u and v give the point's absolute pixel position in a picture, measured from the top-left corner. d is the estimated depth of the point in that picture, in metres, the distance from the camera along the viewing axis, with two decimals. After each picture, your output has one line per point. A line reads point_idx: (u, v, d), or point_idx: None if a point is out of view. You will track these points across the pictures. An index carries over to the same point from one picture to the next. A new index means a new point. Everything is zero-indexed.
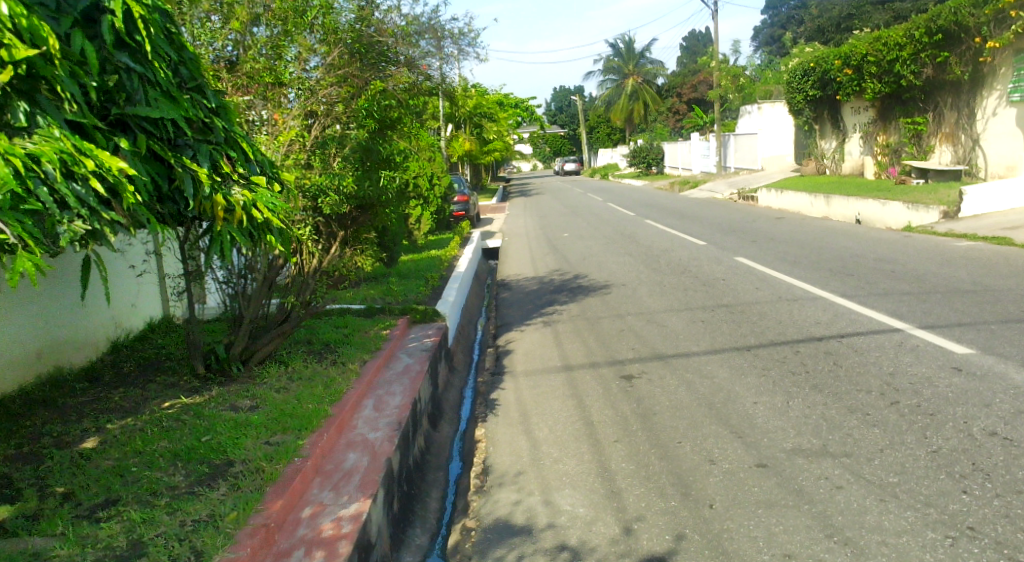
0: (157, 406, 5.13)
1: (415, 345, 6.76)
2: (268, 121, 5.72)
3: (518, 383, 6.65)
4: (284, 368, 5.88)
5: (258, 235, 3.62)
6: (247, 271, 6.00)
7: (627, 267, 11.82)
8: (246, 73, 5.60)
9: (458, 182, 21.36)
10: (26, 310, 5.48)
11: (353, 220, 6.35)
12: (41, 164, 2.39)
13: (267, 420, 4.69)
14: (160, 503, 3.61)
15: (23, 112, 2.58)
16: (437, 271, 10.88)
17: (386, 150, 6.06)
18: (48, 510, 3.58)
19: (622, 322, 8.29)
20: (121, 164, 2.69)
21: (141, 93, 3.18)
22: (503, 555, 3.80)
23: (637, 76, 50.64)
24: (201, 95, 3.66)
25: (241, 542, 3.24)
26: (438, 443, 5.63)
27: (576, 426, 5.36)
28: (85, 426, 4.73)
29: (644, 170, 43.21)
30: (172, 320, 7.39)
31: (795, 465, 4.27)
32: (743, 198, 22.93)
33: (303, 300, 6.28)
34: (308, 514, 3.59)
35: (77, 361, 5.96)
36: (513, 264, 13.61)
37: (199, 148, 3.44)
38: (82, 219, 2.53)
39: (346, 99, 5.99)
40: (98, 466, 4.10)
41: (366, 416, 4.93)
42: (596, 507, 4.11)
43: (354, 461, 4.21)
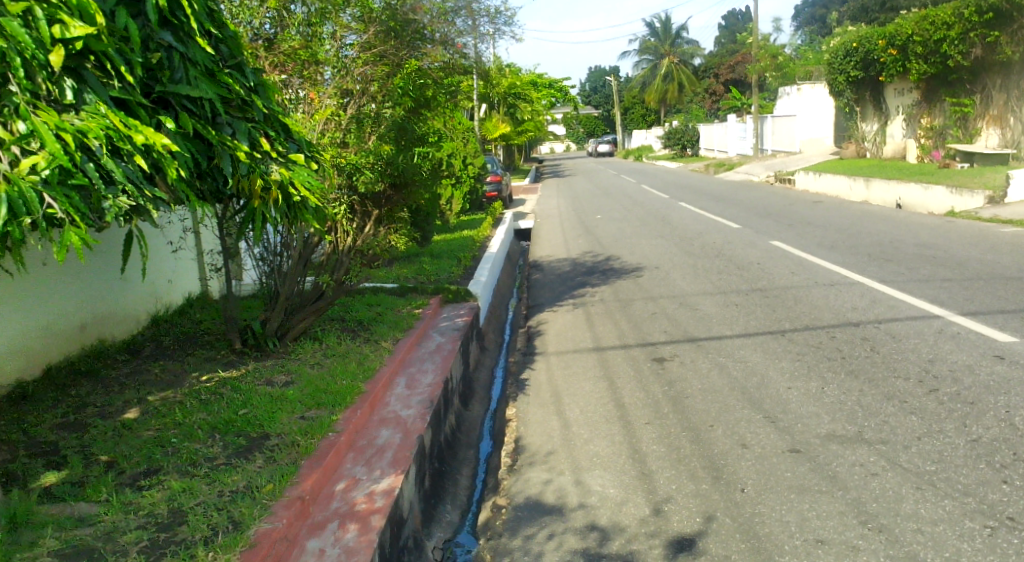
0: (196, 379, 5.24)
1: (447, 324, 6.84)
2: (304, 100, 5.87)
3: (549, 363, 6.67)
4: (318, 345, 5.95)
5: (296, 213, 3.66)
6: (284, 248, 6.16)
7: (660, 249, 11.73)
8: (284, 51, 5.68)
9: (491, 162, 21.30)
10: (70, 284, 5.60)
11: (387, 199, 6.38)
12: (88, 140, 2.43)
13: (303, 395, 4.77)
14: (200, 473, 3.70)
15: (71, 89, 2.61)
16: (470, 251, 10.93)
17: (420, 129, 6.26)
18: (93, 476, 3.70)
19: (655, 304, 8.25)
20: (165, 141, 2.71)
21: (183, 72, 3.22)
22: (533, 533, 3.84)
23: (674, 56, 49.94)
24: (241, 74, 3.69)
25: (277, 513, 3.29)
26: (468, 422, 5.67)
27: (606, 407, 5.37)
28: (127, 397, 4.84)
29: (677, 151, 42.73)
30: (209, 296, 7.51)
31: (829, 451, 4.23)
32: (778, 180, 22.60)
33: (337, 278, 6.36)
34: (341, 489, 3.66)
35: (119, 334, 6.10)
36: (545, 246, 13.60)
37: (238, 127, 3.45)
38: (127, 195, 2.56)
39: (381, 78, 6.06)
40: (139, 435, 4.21)
41: (398, 393, 5.01)
42: (626, 488, 4.12)
43: (386, 437, 4.27)
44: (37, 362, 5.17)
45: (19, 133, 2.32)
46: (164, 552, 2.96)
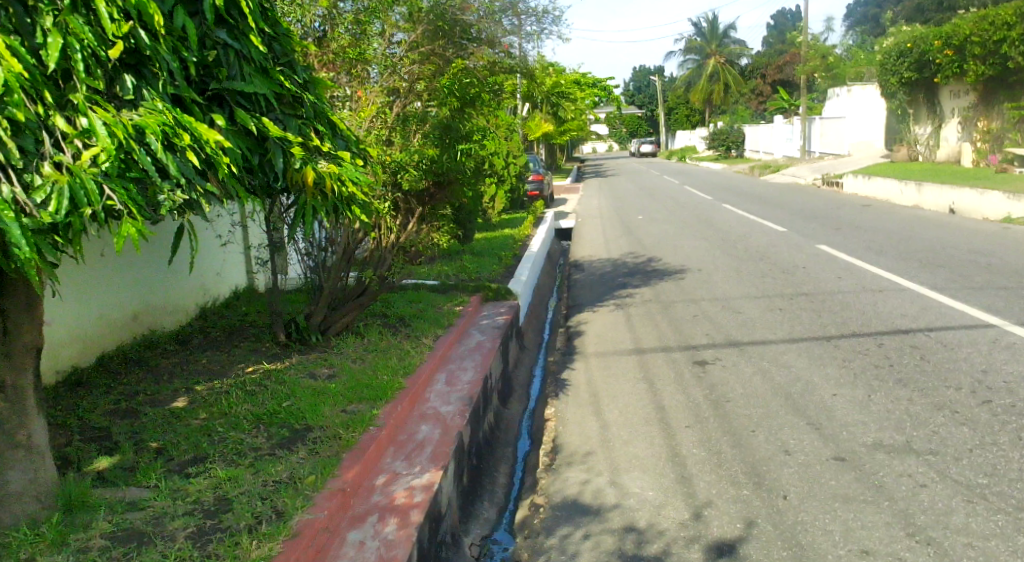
0: (242, 370, 5.35)
1: (487, 322, 6.87)
2: (352, 98, 5.91)
3: (589, 363, 6.65)
4: (360, 340, 6.02)
5: (344, 209, 3.70)
6: (328, 244, 6.23)
7: (703, 251, 11.61)
8: (333, 49, 5.75)
9: (533, 161, 21.32)
10: (123, 275, 5.75)
11: (431, 197, 6.43)
12: (145, 135, 2.49)
13: (345, 389, 4.82)
14: (245, 463, 3.77)
15: (130, 86, 2.68)
16: (511, 250, 10.95)
17: (467, 129, 6.15)
18: (143, 462, 3.79)
19: (697, 307, 8.17)
20: (218, 136, 2.76)
21: (237, 69, 3.28)
22: (571, 532, 3.83)
23: (721, 56, 49.32)
24: (293, 71, 3.74)
25: (319, 505, 3.34)
26: (506, 420, 5.69)
27: (646, 409, 5.33)
28: (176, 386, 4.96)
29: (722, 152, 42.21)
30: (255, 289, 7.64)
31: (875, 461, 4.15)
32: (825, 183, 22.18)
33: (380, 274, 6.40)
34: (381, 482, 3.69)
35: (168, 325, 6.24)
36: (586, 245, 13.56)
37: (288, 124, 3.50)
38: (182, 189, 2.61)
39: (427, 77, 6.14)
40: (187, 424, 4.30)
41: (438, 389, 5.05)
42: (665, 491, 4.09)
43: (426, 433, 4.30)
44: (90, 350, 5.32)
45: (80, 127, 2.38)
46: (210, 539, 3.02)
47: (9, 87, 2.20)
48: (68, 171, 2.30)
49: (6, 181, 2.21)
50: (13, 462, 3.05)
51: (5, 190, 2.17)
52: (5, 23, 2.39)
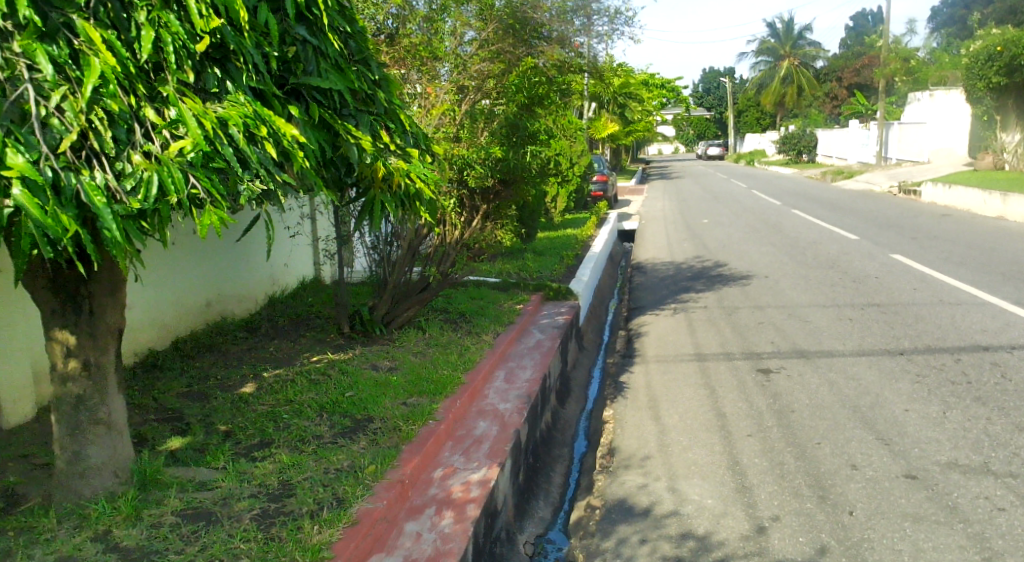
0: (307, 359, 5.48)
1: (547, 322, 6.86)
2: (422, 95, 6.01)
3: (648, 367, 6.58)
4: (421, 334, 6.09)
5: (411, 204, 3.72)
6: (393, 238, 6.32)
7: (770, 257, 11.37)
8: (404, 47, 5.89)
9: (598, 162, 21.23)
10: (198, 262, 5.96)
11: (496, 194, 6.45)
12: (228, 127, 2.57)
13: (406, 381, 4.89)
14: (308, 450, 3.86)
15: (215, 79, 2.78)
16: (573, 250, 10.92)
17: (533, 126, 6.21)
18: (212, 444, 3.93)
19: (762, 314, 8.01)
20: (295, 130, 2.82)
21: (314, 65, 3.36)
22: (627, 536, 3.80)
23: (796, 58, 48.13)
24: (367, 68, 3.80)
25: (379, 494, 3.38)
26: (564, 420, 5.68)
27: (707, 416, 5.26)
28: (244, 372, 5.12)
29: (793, 157, 41.18)
30: (322, 281, 7.81)
31: (949, 480, 3.99)
32: (902, 191, 21.41)
33: (442, 270, 6.50)
34: (439, 476, 3.74)
35: (238, 312, 6.43)
36: (649, 248, 13.44)
37: (362, 119, 3.57)
38: (261, 180, 2.69)
39: (497, 75, 6.11)
40: (254, 409, 4.43)
41: (497, 386, 5.08)
42: (725, 500, 4.03)
43: (484, 429, 4.33)
44: (165, 334, 5.52)
45: (169, 119, 2.48)
46: (273, 522, 3.10)
47: (105, 79, 2.35)
48: (156, 160, 2.39)
49: (100, 168, 2.31)
50: (93, 438, 3.20)
51: (99, 176, 2.27)
52: (103, 18, 2.50)
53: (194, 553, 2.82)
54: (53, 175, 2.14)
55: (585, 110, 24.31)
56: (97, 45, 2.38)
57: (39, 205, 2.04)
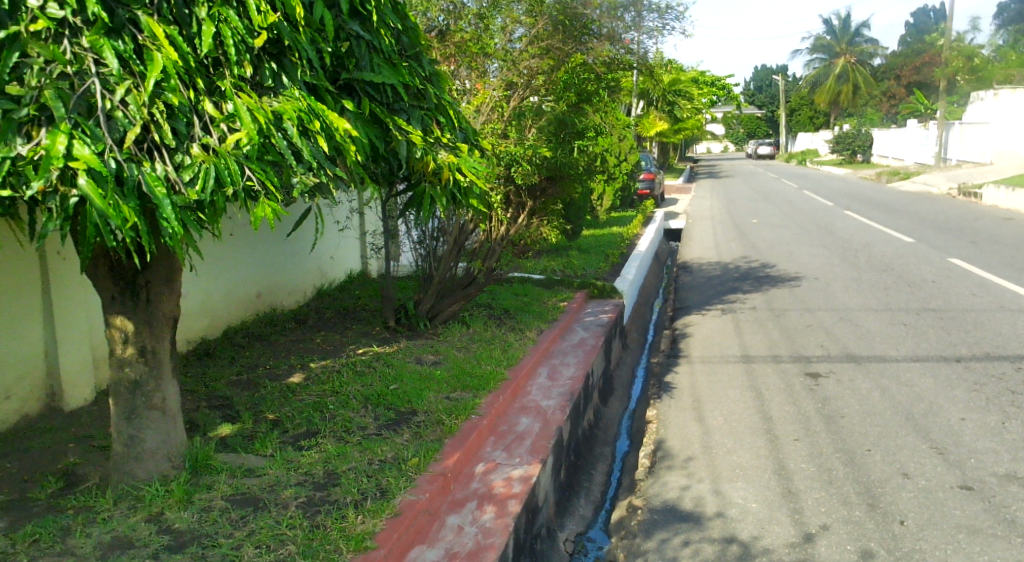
0: (353, 351, 5.55)
1: (591, 320, 6.84)
2: (470, 91, 6.10)
3: (693, 368, 6.51)
4: (465, 329, 6.12)
5: (459, 199, 3.73)
6: (440, 233, 6.37)
7: (821, 259, 11.15)
8: (456, 42, 5.95)
9: (646, 160, 21.06)
10: (250, 254, 6.08)
11: (542, 191, 6.47)
12: (282, 121, 2.62)
13: (450, 375, 4.92)
14: (353, 440, 3.91)
15: (271, 74, 2.83)
16: (618, 248, 10.85)
17: (582, 123, 6.17)
18: (261, 432, 4.01)
19: (812, 316, 7.87)
20: (347, 125, 2.86)
21: (367, 60, 3.40)
22: (669, 538, 3.77)
23: (852, 56, 47.03)
24: (418, 63, 3.82)
25: (421, 486, 3.40)
26: (606, 419, 5.67)
27: (753, 418, 5.18)
28: (292, 362, 5.21)
29: (847, 156, 40.26)
30: (368, 274, 7.90)
31: (1007, 493, 3.87)
32: (962, 193, 20.78)
33: (488, 266, 6.49)
34: (480, 470, 3.76)
35: (287, 304, 6.55)
36: (696, 247, 13.30)
37: (412, 114, 3.60)
38: (313, 173, 2.74)
39: (546, 72, 6.08)
40: (302, 399, 4.51)
41: (540, 383, 5.08)
42: (770, 505, 3.97)
43: (527, 425, 4.34)
44: (217, 324, 5.64)
45: (226, 112, 2.53)
46: (318, 510, 3.15)
47: (166, 73, 2.41)
48: (214, 152, 2.44)
49: (160, 160, 2.37)
50: (148, 422, 3.29)
51: (159, 168, 2.33)
52: (166, 14, 2.57)
53: (242, 538, 2.88)
54: (116, 166, 2.21)
55: (633, 105, 24.12)
56: (160, 40, 2.45)
57: (103, 195, 2.11)
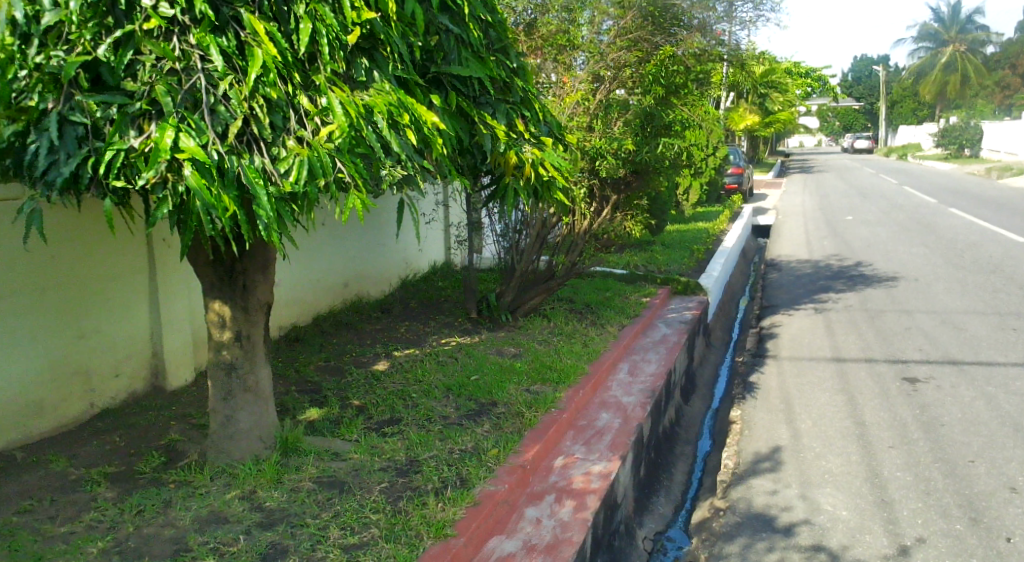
0: (436, 341, 5.64)
1: (674, 316, 6.74)
2: (557, 84, 6.04)
3: (781, 368, 6.33)
4: (546, 323, 6.12)
5: (544, 192, 3.72)
6: (523, 226, 6.41)
7: (922, 259, 10.64)
8: (543, 35, 5.99)
9: (735, 154, 20.53)
10: (339, 244, 6.24)
11: (627, 185, 6.43)
12: (373, 114, 2.67)
13: (530, 368, 4.94)
14: (435, 429, 3.98)
15: (363, 68, 2.90)
16: (703, 243, 10.64)
17: (670, 117, 6.10)
18: (347, 417, 4.13)
19: (911, 318, 7.52)
20: (435, 118, 2.89)
21: (455, 53, 3.44)
22: (753, 542, 3.69)
23: (960, 44, 44.58)
24: (506, 57, 3.84)
25: (500, 477, 3.43)
26: (688, 417, 5.58)
27: (844, 423, 5.00)
28: (377, 350, 5.33)
29: (952, 151, 38.22)
30: (452, 266, 8.01)
31: None
32: None
33: (570, 259, 6.45)
34: (560, 464, 3.77)
35: (373, 293, 6.70)
36: (785, 244, 12.91)
37: (498, 108, 3.62)
38: (402, 165, 2.79)
39: (634, 64, 5.98)
40: (386, 386, 4.62)
41: (621, 379, 5.05)
42: (862, 513, 3.83)
43: (606, 421, 4.32)
44: (307, 311, 5.82)
45: (320, 106, 2.60)
46: (401, 496, 3.21)
47: (266, 68, 2.49)
48: (308, 145, 2.51)
49: (258, 152, 2.46)
50: (242, 404, 3.43)
51: (257, 160, 2.42)
52: (266, 11, 2.67)
53: (328, 519, 2.98)
54: (218, 157, 2.30)
55: (722, 89, 22.04)
56: (260, 36, 2.54)
57: (206, 185, 2.20)
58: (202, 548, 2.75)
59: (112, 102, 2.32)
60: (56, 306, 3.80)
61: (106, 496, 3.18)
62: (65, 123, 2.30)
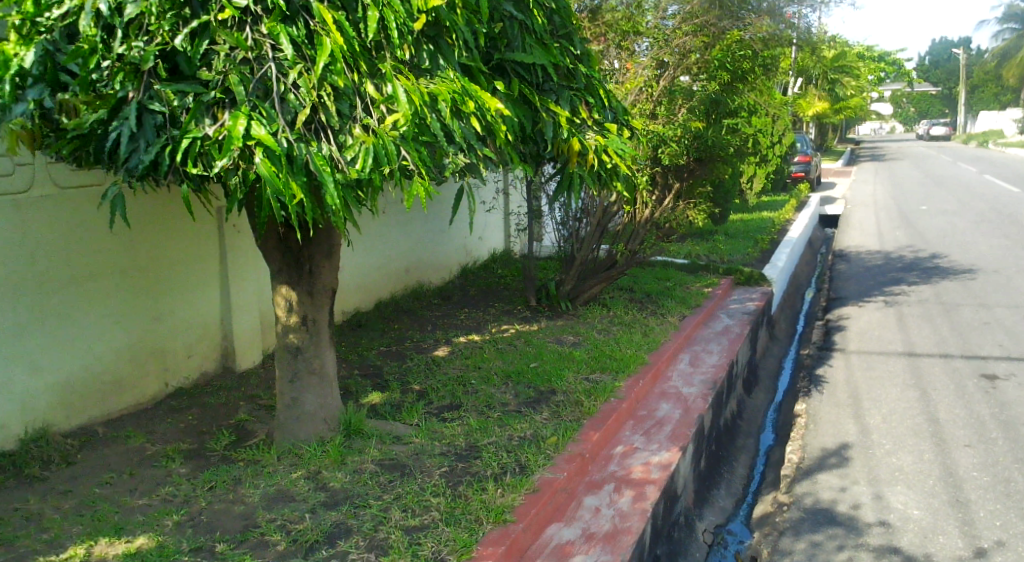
0: (495, 328, 5.67)
1: (737, 307, 6.62)
2: (620, 71, 6.00)
3: (849, 361, 6.16)
4: (606, 312, 6.08)
5: (606, 180, 3.69)
6: (583, 215, 6.32)
7: (1002, 251, 10.20)
8: (607, 22, 5.83)
9: (802, 141, 19.98)
10: (401, 231, 6.31)
11: (689, 171, 6.41)
12: (437, 102, 2.68)
13: (589, 357, 4.91)
14: (494, 416, 4.00)
15: (428, 56, 2.91)
16: (767, 233, 10.40)
17: (734, 103, 6.07)
18: (408, 402, 4.18)
19: (989, 313, 7.22)
20: (499, 105, 2.89)
21: (519, 41, 3.43)
22: (820, 539, 3.60)
23: None
24: (569, 43, 3.80)
25: (559, 465, 3.42)
26: (750, 410, 5.48)
27: (917, 420, 4.84)
28: (437, 336, 5.38)
29: None
30: (512, 254, 8.02)
31: None
32: None
33: (630, 248, 6.38)
34: (619, 454, 3.75)
35: (434, 281, 6.76)
36: (855, 234, 12.53)
37: (562, 94, 3.61)
38: (465, 153, 2.80)
39: (700, 50, 5.82)
40: (446, 372, 4.66)
41: (682, 370, 4.99)
42: (936, 513, 3.71)
43: (667, 412, 4.28)
44: (369, 297, 5.91)
45: (386, 94, 2.62)
46: (461, 481, 3.24)
47: (334, 57, 2.52)
48: (374, 133, 2.54)
49: (325, 140, 2.49)
50: (308, 386, 3.52)
51: (325, 148, 2.46)
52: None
53: (390, 501, 3.03)
54: (287, 145, 2.34)
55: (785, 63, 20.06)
56: (329, 25, 2.57)
57: (276, 173, 2.25)
58: (269, 525, 2.83)
59: (188, 91, 2.39)
60: (135, 287, 3.94)
61: (180, 471, 3.30)
62: (145, 111, 2.37)
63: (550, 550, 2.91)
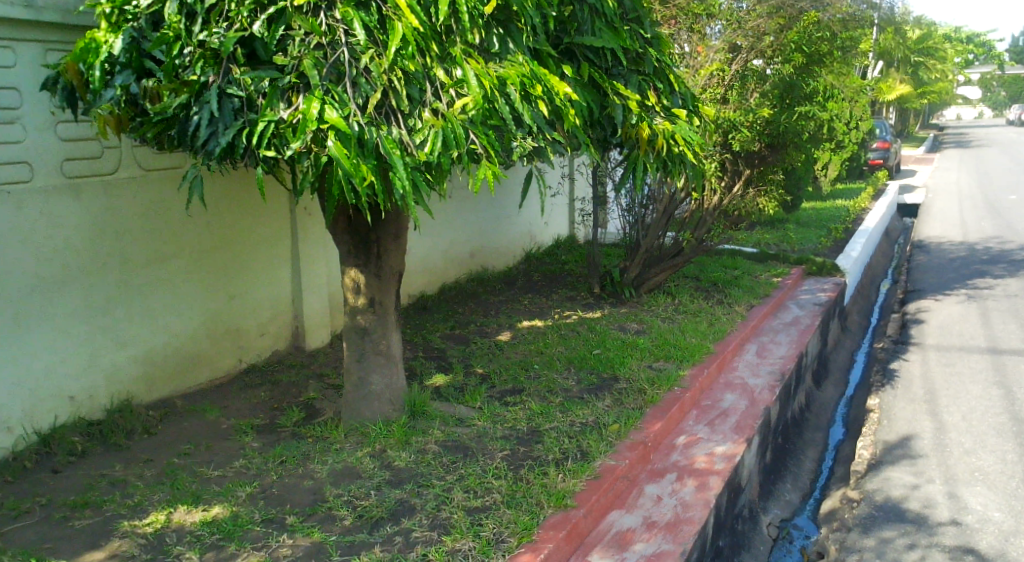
0: (559, 314, 5.66)
1: (807, 298, 6.45)
2: (691, 54, 5.89)
3: (926, 356, 5.94)
4: (671, 300, 6.01)
5: (673, 167, 3.63)
6: (649, 201, 6.27)
7: None
8: (677, 5, 5.65)
9: (881, 126, 19.22)
10: (467, 215, 6.34)
11: (761, 158, 6.25)
12: (506, 86, 2.68)
13: (653, 345, 4.86)
14: (556, 401, 4.00)
15: (497, 40, 2.91)
16: (841, 222, 10.08)
17: (811, 86, 5.78)
18: (471, 385, 4.22)
19: None
20: (568, 89, 2.87)
21: (589, 25, 3.40)
22: (891, 537, 3.50)
23: None
24: (640, 27, 3.74)
25: (621, 452, 3.40)
26: (819, 403, 5.35)
27: (998, 419, 4.64)
28: (501, 321, 5.41)
29: None
30: (576, 240, 7.99)
31: None
32: None
33: (697, 237, 6.28)
34: (682, 443, 3.71)
35: (498, 266, 6.79)
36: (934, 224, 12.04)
37: (630, 79, 3.57)
38: (533, 137, 2.80)
39: (775, 32, 5.66)
40: (509, 356, 4.68)
41: (748, 360, 4.90)
42: (1017, 516, 3.56)
43: (732, 402, 4.21)
44: (434, 281, 5.98)
45: (456, 78, 2.63)
46: (522, 465, 3.26)
47: (405, 41, 2.53)
48: (443, 117, 2.56)
49: (396, 124, 2.53)
50: (374, 366, 3.59)
51: (395, 131, 2.49)
52: None
53: (453, 481, 3.07)
54: (359, 129, 2.38)
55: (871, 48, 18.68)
56: (401, 9, 2.59)
57: (348, 156, 2.29)
58: (337, 500, 2.91)
59: (264, 76, 2.44)
60: (213, 266, 4.08)
61: (253, 445, 3.42)
62: (223, 96, 2.45)
63: (611, 535, 2.92)
